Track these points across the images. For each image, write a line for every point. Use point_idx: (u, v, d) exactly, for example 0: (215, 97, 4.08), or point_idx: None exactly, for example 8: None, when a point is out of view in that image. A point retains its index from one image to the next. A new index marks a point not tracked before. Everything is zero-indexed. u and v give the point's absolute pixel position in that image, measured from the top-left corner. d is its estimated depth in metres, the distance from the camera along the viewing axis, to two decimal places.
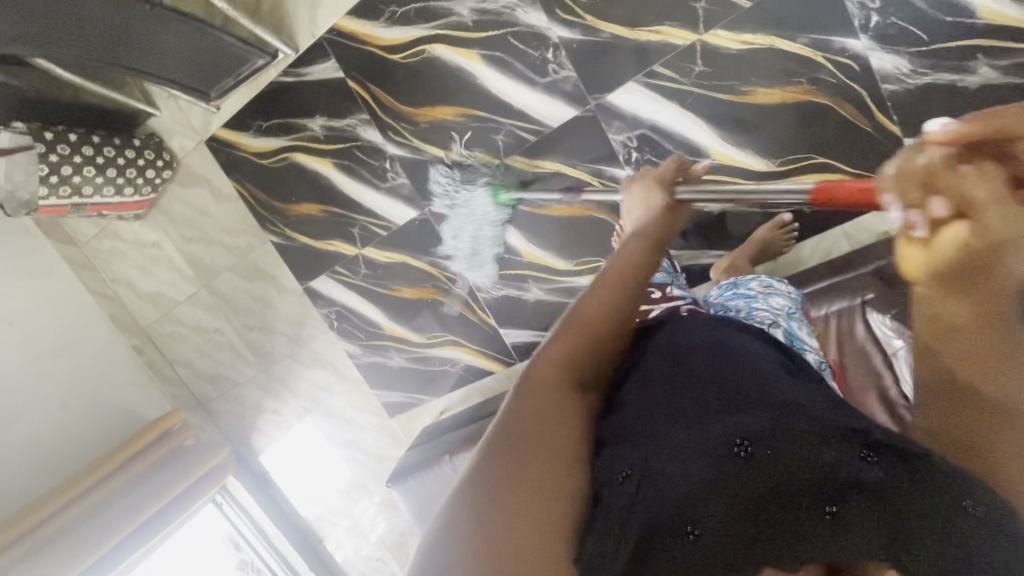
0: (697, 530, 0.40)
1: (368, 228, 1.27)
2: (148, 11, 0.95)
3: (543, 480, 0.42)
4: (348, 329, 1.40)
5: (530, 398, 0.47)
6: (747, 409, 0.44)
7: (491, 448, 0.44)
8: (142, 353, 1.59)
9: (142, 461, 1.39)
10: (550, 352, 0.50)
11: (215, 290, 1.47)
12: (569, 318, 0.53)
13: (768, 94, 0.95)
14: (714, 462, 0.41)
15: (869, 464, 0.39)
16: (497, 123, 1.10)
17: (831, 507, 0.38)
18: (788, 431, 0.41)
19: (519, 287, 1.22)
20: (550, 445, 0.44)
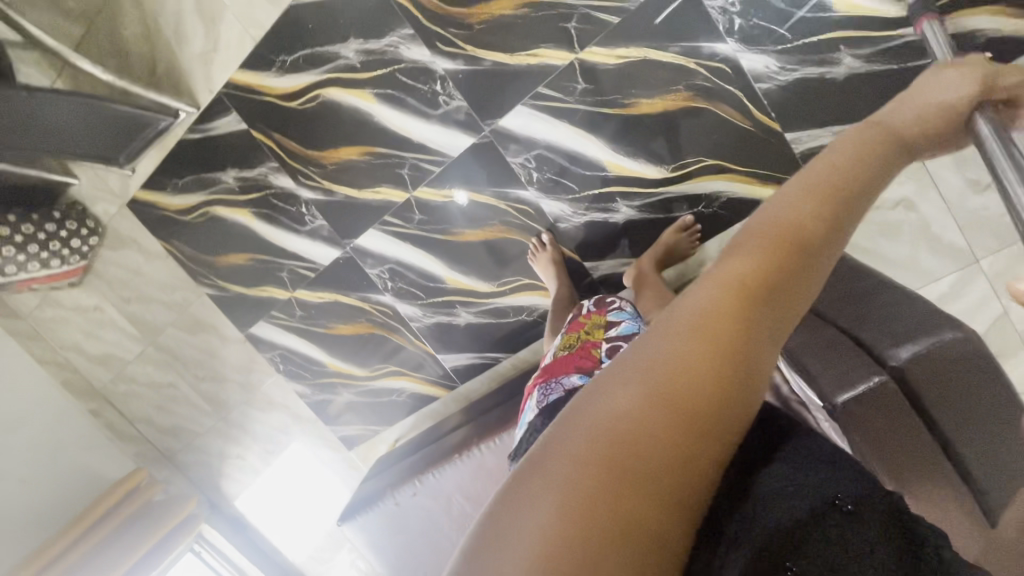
0: (797, 567, 0.38)
1: (296, 272, 1.28)
2: (26, 97, 0.96)
3: (675, 481, 0.31)
4: (294, 371, 1.41)
5: (688, 343, 0.32)
6: (857, 471, 0.44)
7: (618, 389, 0.32)
8: (100, 415, 1.60)
9: (109, 522, 1.41)
10: (719, 278, 0.34)
11: (162, 346, 1.49)
12: (756, 224, 0.36)
13: (652, 103, 0.96)
14: (818, 506, 0.41)
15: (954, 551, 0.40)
16: (401, 158, 1.11)
17: None
18: (894, 506, 0.42)
19: (448, 313, 1.24)
20: (700, 428, 0.31)
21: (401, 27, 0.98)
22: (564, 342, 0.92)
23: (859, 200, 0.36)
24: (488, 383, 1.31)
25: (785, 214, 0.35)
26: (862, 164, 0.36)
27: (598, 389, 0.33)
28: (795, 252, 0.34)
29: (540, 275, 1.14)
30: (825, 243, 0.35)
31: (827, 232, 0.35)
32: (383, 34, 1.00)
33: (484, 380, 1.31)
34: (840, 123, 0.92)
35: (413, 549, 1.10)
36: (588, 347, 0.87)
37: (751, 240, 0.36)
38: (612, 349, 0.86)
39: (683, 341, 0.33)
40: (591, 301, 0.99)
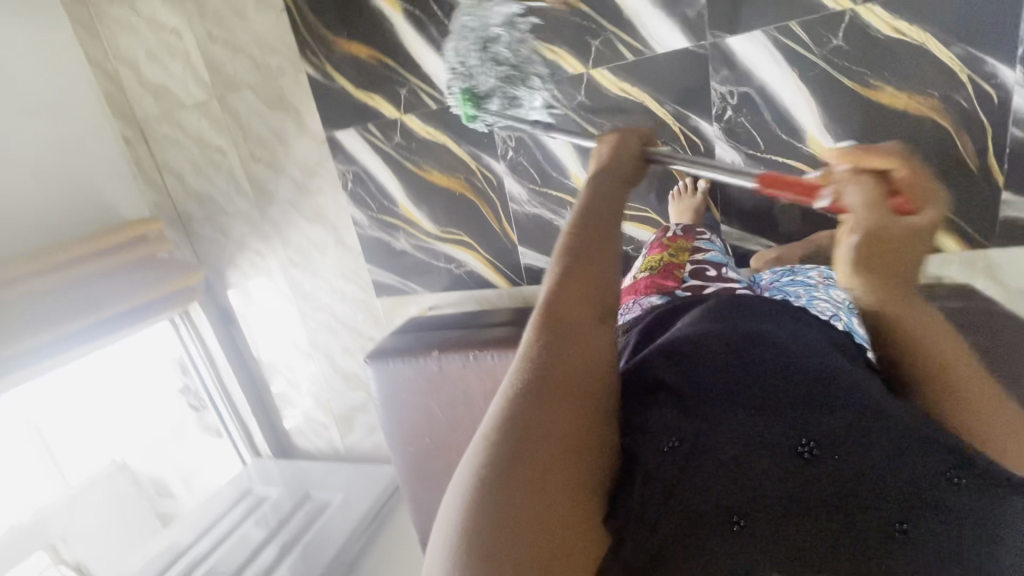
0: (743, 520, 0.38)
1: (417, 94, 1.16)
2: None
3: (582, 440, 0.38)
4: (361, 195, 1.31)
5: (548, 347, 0.40)
6: (828, 404, 0.41)
7: (524, 395, 0.38)
8: (131, 146, 1.45)
9: (116, 254, 1.35)
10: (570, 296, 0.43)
11: (229, 106, 1.33)
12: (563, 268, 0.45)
13: (896, 96, 0.87)
14: (776, 456, 0.40)
15: (954, 490, 0.38)
16: (600, 26, 0.98)
17: (904, 525, 0.37)
18: (876, 436, 0.39)
19: (554, 210, 1.16)
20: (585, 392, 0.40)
21: None
22: (643, 264, 0.84)
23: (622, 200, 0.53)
24: None
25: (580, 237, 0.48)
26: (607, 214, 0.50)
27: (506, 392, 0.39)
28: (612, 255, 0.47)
29: (670, 218, 1.08)
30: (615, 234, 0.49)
31: (599, 261, 0.46)
32: None
33: None
34: None
35: (435, 408, 1.08)
36: (671, 267, 0.79)
37: (567, 277, 0.45)
38: (697, 272, 0.78)
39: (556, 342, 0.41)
40: (677, 228, 0.93)
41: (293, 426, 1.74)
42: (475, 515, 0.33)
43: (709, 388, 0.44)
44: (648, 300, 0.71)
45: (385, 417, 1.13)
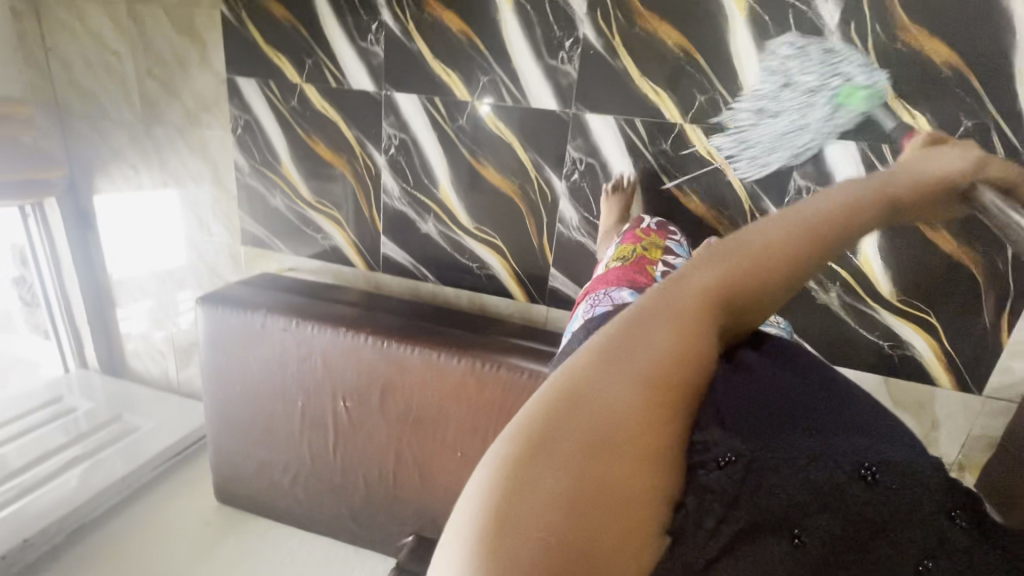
0: (802, 537, 0.40)
1: (321, 68, 1.21)
2: None
3: (652, 438, 0.38)
4: (248, 144, 1.34)
5: (660, 338, 0.42)
6: (881, 439, 0.44)
7: (616, 374, 0.39)
8: (19, 21, 1.37)
9: None
10: (693, 301, 0.44)
11: (135, 15, 1.31)
12: (727, 246, 0.48)
13: (698, 205, 1.06)
14: (836, 474, 0.41)
15: (972, 537, 0.39)
16: (490, 66, 1.09)
17: (925, 561, 0.39)
18: (919, 477, 0.41)
19: (419, 213, 1.25)
20: (666, 387, 0.40)
21: None
22: (619, 253, 0.96)
23: (840, 226, 0.49)
24: (402, 289, 1.34)
25: (758, 243, 0.47)
26: (839, 207, 0.49)
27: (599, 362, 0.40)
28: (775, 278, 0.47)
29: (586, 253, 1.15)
30: (805, 267, 0.47)
31: (788, 252, 0.46)
32: None
33: (401, 285, 1.34)
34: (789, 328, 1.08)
35: (252, 360, 1.15)
36: (644, 264, 0.91)
37: (728, 264, 0.46)
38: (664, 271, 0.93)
39: (655, 340, 0.42)
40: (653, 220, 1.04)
41: (130, 347, 1.71)
42: (537, 470, 0.34)
43: (794, 407, 0.45)
44: (621, 295, 0.83)
45: (204, 358, 1.19)
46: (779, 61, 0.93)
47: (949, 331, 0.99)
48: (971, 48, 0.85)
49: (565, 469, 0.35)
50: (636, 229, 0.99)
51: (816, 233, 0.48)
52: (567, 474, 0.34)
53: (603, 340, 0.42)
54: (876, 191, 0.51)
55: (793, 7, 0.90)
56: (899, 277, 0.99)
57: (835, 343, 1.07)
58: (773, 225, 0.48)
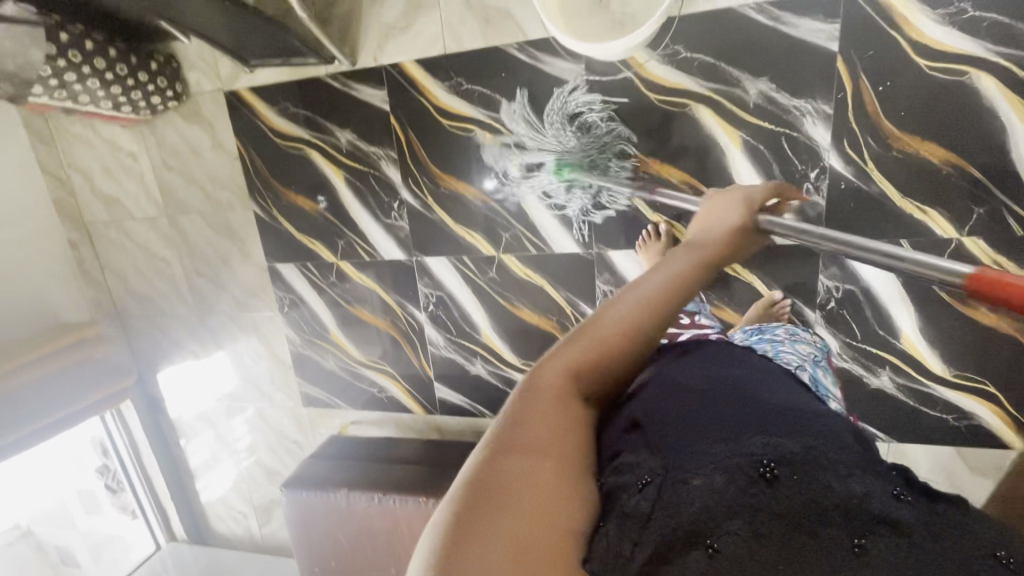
0: (715, 543, 0.39)
1: (353, 246, 1.30)
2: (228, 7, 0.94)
3: (554, 494, 0.40)
4: (295, 319, 1.43)
5: (547, 411, 0.45)
6: (779, 434, 0.46)
7: (512, 448, 0.41)
8: (75, 248, 1.50)
9: (50, 363, 1.40)
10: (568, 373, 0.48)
11: (177, 225, 1.43)
12: (581, 328, 0.51)
13: (733, 316, 1.10)
14: (740, 477, 0.42)
15: (900, 505, 0.41)
16: (509, 223, 1.17)
17: (858, 540, 0.39)
18: (820, 458, 0.44)
19: (466, 358, 1.32)
20: (557, 450, 0.43)
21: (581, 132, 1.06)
22: None
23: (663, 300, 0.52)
24: (463, 428, 1.39)
25: (612, 319, 0.50)
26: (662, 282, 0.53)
27: (493, 443, 0.42)
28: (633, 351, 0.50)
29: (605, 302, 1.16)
30: (643, 335, 0.51)
31: (630, 322, 0.50)
32: None
33: (460, 422, 1.39)
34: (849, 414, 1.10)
35: (340, 535, 1.22)
36: None
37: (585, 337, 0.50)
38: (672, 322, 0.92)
39: (548, 418, 0.44)
40: None
41: (212, 512, 1.79)
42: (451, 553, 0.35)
43: (694, 429, 0.48)
44: None
45: (294, 539, 1.26)
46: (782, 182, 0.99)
47: (1011, 397, 1.00)
48: (965, 147, 0.89)
49: (476, 542, 0.35)
50: None
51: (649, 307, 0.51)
52: (485, 556, 0.35)
53: (500, 422, 0.44)
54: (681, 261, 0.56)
55: (784, 134, 0.96)
56: (948, 353, 1.01)
57: (896, 421, 1.08)
58: (621, 303, 0.51)
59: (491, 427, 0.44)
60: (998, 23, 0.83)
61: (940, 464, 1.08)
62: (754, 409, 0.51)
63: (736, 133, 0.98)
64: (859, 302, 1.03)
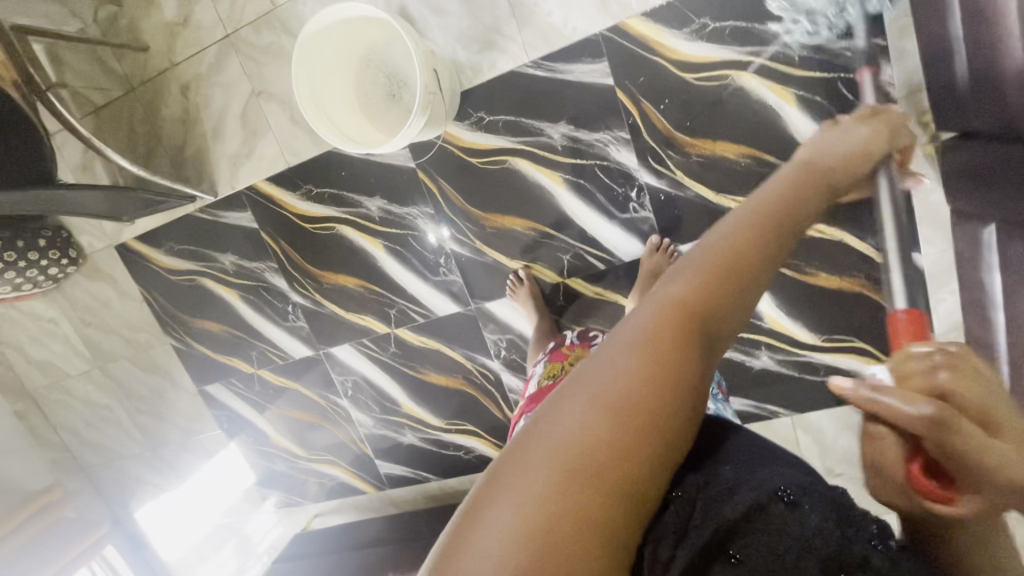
0: (739, 553, 0.40)
1: (266, 354, 1.37)
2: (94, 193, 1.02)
3: (631, 473, 0.32)
4: (237, 432, 1.49)
5: (646, 360, 0.34)
6: (793, 470, 0.46)
7: (591, 406, 0.33)
8: (25, 417, 1.59)
9: (22, 533, 1.38)
10: (670, 304, 0.37)
11: (109, 372, 1.51)
12: (708, 242, 0.40)
13: None
14: (761, 497, 0.42)
15: (884, 551, 0.40)
16: (392, 300, 1.23)
17: (853, 575, 0.39)
18: (829, 498, 0.43)
19: (396, 431, 1.37)
20: (654, 421, 0.33)
21: (425, 205, 1.14)
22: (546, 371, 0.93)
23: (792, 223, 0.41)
24: (414, 496, 1.43)
25: (733, 245, 0.38)
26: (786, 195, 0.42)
27: (573, 391, 0.35)
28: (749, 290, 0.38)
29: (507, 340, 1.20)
30: (769, 270, 0.39)
31: (757, 249, 0.39)
32: (407, 204, 1.15)
33: (410, 491, 1.43)
34: (747, 397, 1.13)
35: None
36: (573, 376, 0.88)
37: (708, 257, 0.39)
38: None
39: (633, 373, 0.34)
40: (575, 333, 1.00)
41: None
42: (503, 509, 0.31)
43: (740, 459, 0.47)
44: None
45: None
46: (610, 206, 1.05)
47: (882, 348, 1.03)
48: (753, 138, 0.96)
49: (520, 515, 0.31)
50: (561, 345, 0.97)
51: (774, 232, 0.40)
52: (525, 533, 0.30)
53: (593, 362, 0.36)
54: (804, 171, 0.45)
55: (597, 166, 1.03)
56: (809, 321, 1.05)
57: (792, 396, 1.11)
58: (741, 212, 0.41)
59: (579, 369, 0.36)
60: (738, 29, 0.92)
61: (848, 427, 1.10)
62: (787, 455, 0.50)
63: (555, 174, 1.05)
64: None
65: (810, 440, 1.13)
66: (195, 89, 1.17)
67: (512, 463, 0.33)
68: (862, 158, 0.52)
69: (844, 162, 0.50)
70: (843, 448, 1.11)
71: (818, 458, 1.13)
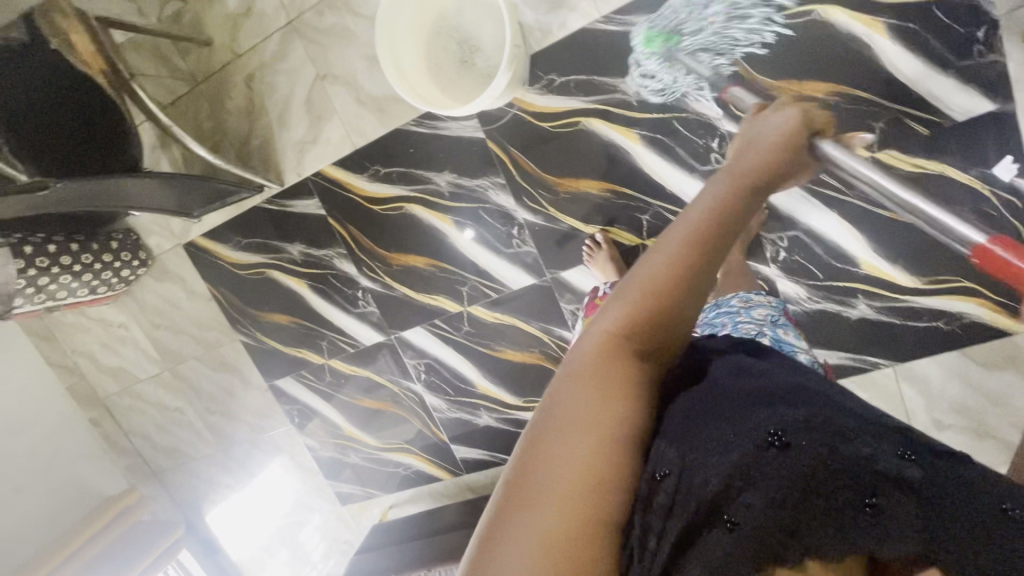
0: (734, 517, 0.39)
1: (336, 343, 1.36)
2: (163, 180, 1.02)
3: (594, 492, 0.36)
4: (308, 426, 1.49)
5: (588, 388, 0.39)
6: (785, 402, 0.43)
7: (546, 442, 0.37)
8: (98, 425, 1.61)
9: (102, 539, 1.42)
10: (605, 338, 0.41)
11: (179, 374, 1.52)
12: (627, 277, 0.43)
13: None
14: (753, 448, 0.40)
15: (905, 463, 0.40)
16: (464, 277, 1.22)
17: (868, 498, 0.39)
18: (828, 424, 0.41)
19: (471, 413, 1.35)
20: (601, 436, 0.37)
21: (496, 176, 1.13)
22: None
23: (713, 237, 0.42)
24: (491, 480, 1.40)
25: (651, 270, 0.41)
26: (705, 212, 0.43)
27: (531, 434, 0.38)
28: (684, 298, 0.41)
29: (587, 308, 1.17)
30: (695, 285, 0.42)
31: (680, 271, 0.41)
32: (476, 175, 1.14)
33: (487, 475, 1.40)
34: (843, 350, 1.09)
35: None
36: None
37: (630, 289, 0.42)
38: None
39: (587, 400, 0.39)
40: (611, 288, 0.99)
41: None
42: (491, 557, 0.34)
43: (724, 399, 0.44)
44: None
45: None
46: (690, 159, 1.02)
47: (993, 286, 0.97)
48: (842, 74, 0.93)
49: (510, 562, 0.33)
50: None
51: (693, 250, 0.42)
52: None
53: (543, 402, 0.40)
54: (729, 178, 0.46)
55: (675, 118, 1.01)
56: (910, 264, 1.00)
57: (893, 345, 1.06)
58: (660, 243, 0.43)
59: (532, 414, 0.39)
60: None
61: (957, 374, 1.05)
62: (782, 374, 0.48)
63: (631, 132, 1.03)
64: (806, 244, 1.04)
65: (914, 391, 1.08)
66: (260, 79, 1.17)
67: (493, 515, 0.36)
68: (797, 142, 0.50)
69: (779, 152, 0.49)
70: (952, 397, 1.06)
71: (923, 409, 1.08)
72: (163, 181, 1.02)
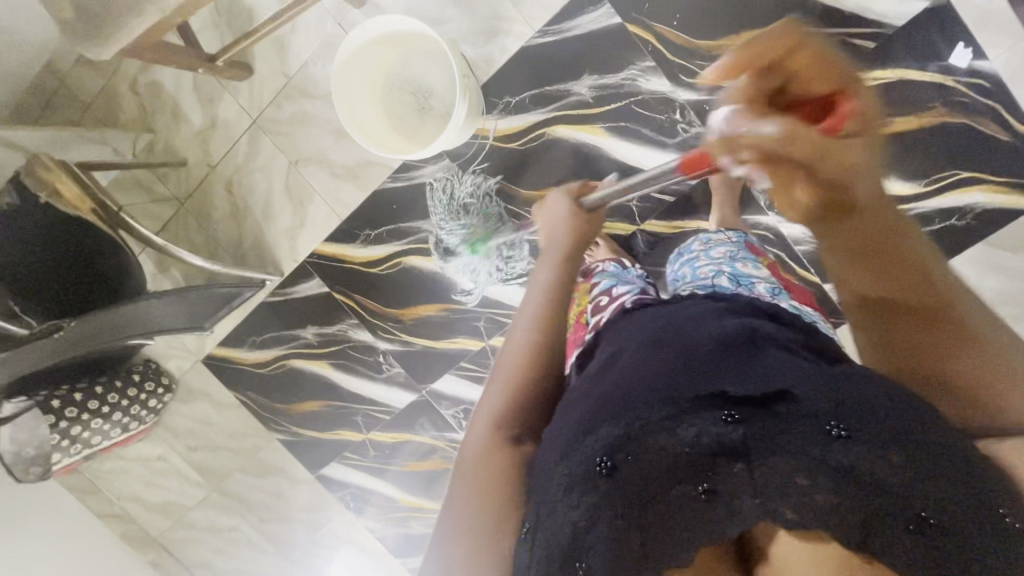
0: (585, 559, 0.39)
1: (371, 415, 1.35)
2: (165, 297, 1.02)
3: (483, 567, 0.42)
4: (363, 507, 1.45)
5: (469, 484, 0.46)
6: (607, 417, 0.42)
7: (445, 544, 0.44)
8: (159, 565, 1.58)
9: None
10: (481, 434, 0.48)
11: (227, 491, 1.50)
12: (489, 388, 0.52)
13: None
14: (578, 481, 0.40)
15: (727, 428, 0.39)
16: (478, 313, 1.20)
17: (701, 487, 0.40)
18: (643, 427, 0.41)
19: None
20: (489, 517, 0.44)
21: None
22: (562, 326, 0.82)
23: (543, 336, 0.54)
24: None
25: (505, 379, 0.51)
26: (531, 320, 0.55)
27: (437, 535, 0.45)
28: (532, 377, 0.51)
29: None
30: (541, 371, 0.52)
31: (527, 369, 0.52)
32: None
33: None
34: None
35: None
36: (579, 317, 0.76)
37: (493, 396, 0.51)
38: (598, 306, 0.74)
39: (465, 488, 0.45)
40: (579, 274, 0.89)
41: None
42: None
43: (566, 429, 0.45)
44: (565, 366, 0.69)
45: None
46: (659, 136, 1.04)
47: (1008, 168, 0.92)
48: (774, 17, 0.96)
49: None
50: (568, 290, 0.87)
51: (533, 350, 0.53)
52: None
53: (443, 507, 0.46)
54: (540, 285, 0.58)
55: (632, 103, 1.03)
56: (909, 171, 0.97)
57: None
58: (507, 355, 0.54)
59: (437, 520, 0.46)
60: None
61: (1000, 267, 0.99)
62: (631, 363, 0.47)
63: (596, 127, 1.06)
64: None
65: None
66: (237, 183, 1.23)
67: None
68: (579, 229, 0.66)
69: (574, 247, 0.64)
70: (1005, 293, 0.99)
71: None
72: (167, 300, 1.03)
